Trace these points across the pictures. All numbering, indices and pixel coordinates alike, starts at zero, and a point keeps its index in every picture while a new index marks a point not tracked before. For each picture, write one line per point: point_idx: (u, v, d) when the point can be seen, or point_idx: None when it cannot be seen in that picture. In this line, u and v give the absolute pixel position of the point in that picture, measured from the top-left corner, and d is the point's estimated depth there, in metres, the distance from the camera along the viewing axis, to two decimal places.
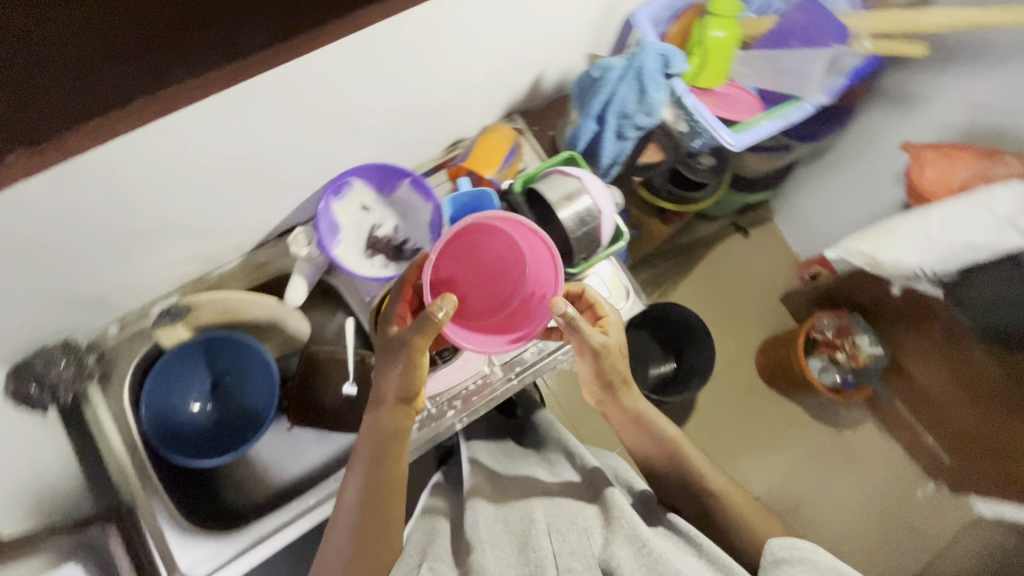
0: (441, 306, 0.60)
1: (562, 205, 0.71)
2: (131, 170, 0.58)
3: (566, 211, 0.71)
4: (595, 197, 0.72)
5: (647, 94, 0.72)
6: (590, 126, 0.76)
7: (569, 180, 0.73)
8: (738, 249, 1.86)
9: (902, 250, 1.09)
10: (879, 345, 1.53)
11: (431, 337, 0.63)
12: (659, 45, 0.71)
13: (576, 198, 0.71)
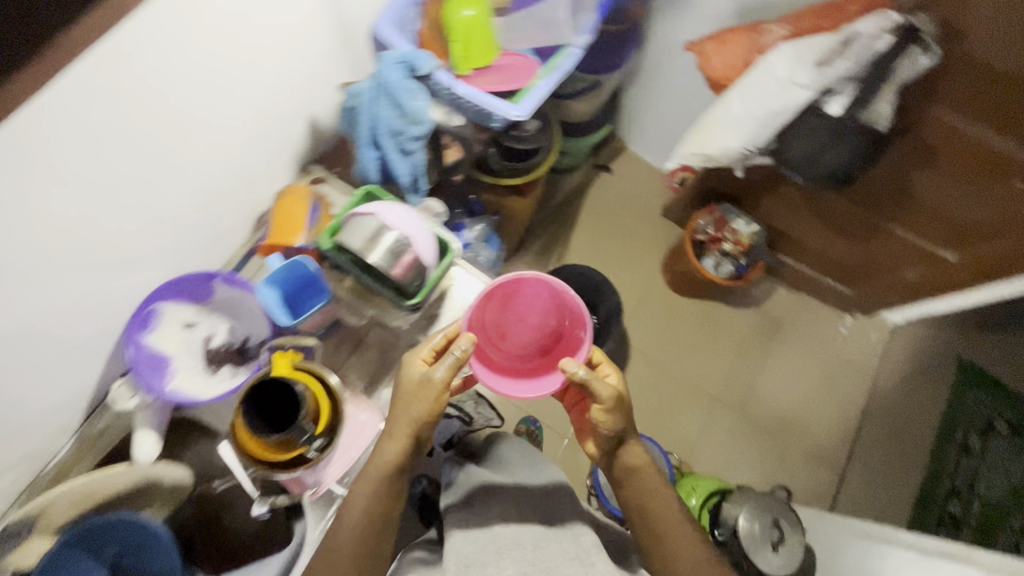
0: (462, 345, 0.75)
1: (368, 252, 0.68)
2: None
3: (374, 256, 0.68)
4: (398, 227, 0.70)
5: (399, 103, 0.77)
6: (372, 151, 0.81)
7: (368, 221, 0.70)
8: (608, 187, 1.92)
9: (723, 139, 1.14)
10: (753, 223, 1.63)
11: (450, 371, 0.76)
12: (392, 53, 0.76)
13: (379, 238, 0.69)
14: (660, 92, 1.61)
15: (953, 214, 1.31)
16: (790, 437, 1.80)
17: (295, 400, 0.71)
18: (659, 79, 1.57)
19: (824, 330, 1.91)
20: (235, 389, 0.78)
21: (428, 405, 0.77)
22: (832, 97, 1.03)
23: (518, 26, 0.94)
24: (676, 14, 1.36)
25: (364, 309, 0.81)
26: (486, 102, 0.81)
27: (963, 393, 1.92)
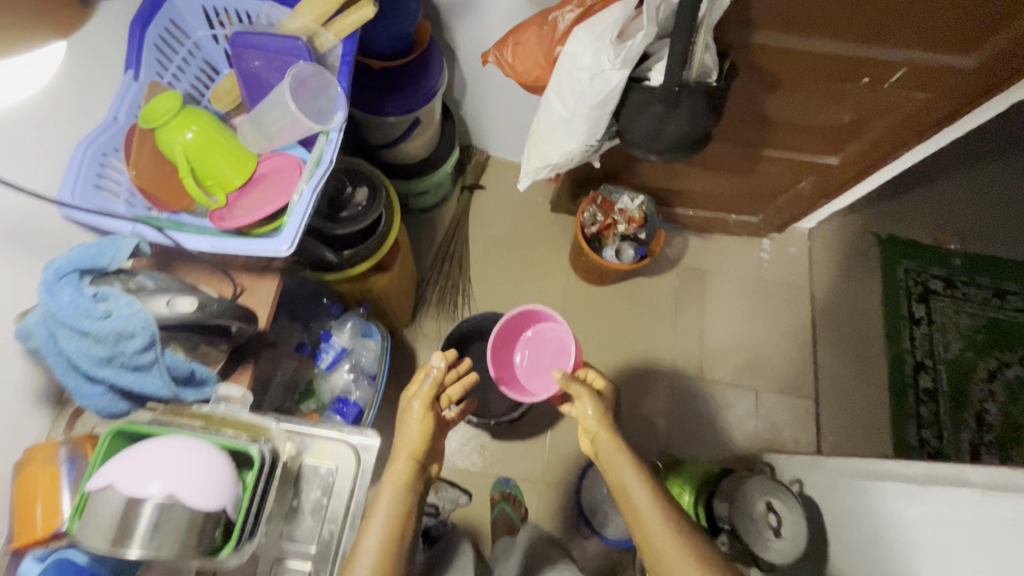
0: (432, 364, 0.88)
1: (120, 546, 0.50)
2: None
3: (129, 548, 0.50)
4: (146, 493, 0.51)
5: (85, 326, 0.55)
6: (94, 391, 0.60)
7: (105, 501, 0.51)
8: (486, 204, 1.76)
9: (560, 142, 1.02)
10: (638, 194, 1.53)
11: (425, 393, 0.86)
12: (50, 264, 0.57)
13: (127, 520, 0.50)
14: (493, 94, 1.45)
15: (818, 123, 1.25)
16: (756, 380, 1.74)
17: None
18: (485, 82, 1.41)
19: (747, 262, 1.85)
20: None
21: (417, 434, 0.82)
22: (652, 65, 0.95)
23: (271, 123, 0.76)
24: (470, 18, 1.21)
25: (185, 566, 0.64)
26: (240, 246, 0.67)
27: (893, 268, 1.92)
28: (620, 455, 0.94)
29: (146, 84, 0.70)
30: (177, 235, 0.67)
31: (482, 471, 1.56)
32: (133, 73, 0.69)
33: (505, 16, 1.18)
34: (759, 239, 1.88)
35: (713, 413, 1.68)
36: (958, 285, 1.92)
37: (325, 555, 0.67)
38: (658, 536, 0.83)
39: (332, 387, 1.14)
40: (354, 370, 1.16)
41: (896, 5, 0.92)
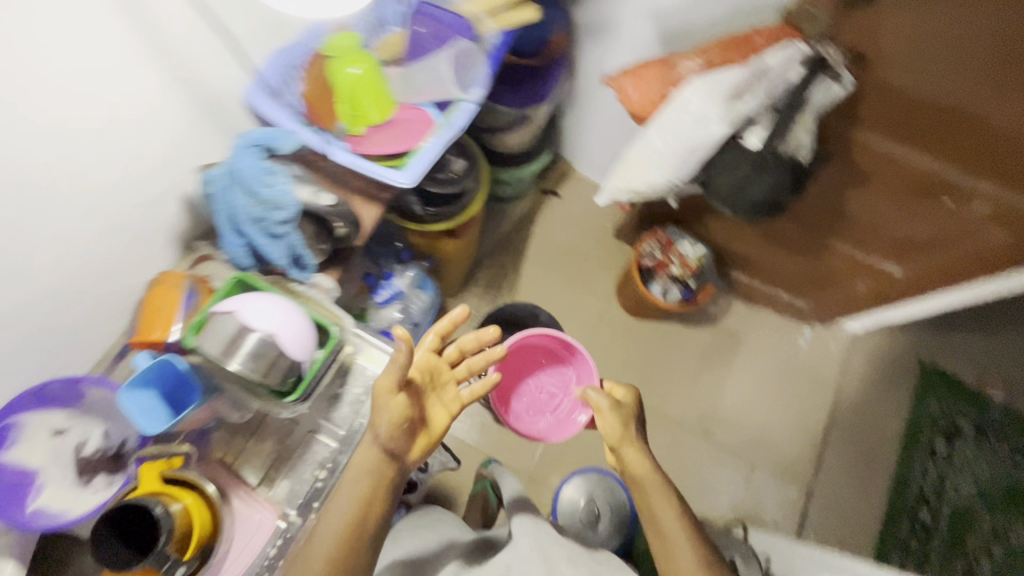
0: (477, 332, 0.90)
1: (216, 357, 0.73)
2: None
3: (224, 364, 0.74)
4: (253, 326, 0.72)
5: (264, 196, 0.83)
6: (236, 237, 0.87)
7: (221, 320, 0.73)
8: (556, 211, 1.88)
9: (648, 171, 1.12)
10: (699, 244, 1.60)
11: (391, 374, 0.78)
12: (244, 137, 0.83)
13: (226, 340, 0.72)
14: (597, 115, 1.57)
15: (893, 229, 1.28)
16: (754, 455, 1.76)
17: (143, 532, 0.67)
18: (594, 104, 1.53)
19: (781, 345, 1.89)
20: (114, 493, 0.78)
21: (401, 409, 0.81)
22: (751, 128, 1.02)
23: (420, 78, 0.90)
24: (602, 41, 1.32)
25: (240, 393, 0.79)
26: (373, 169, 0.83)
27: (926, 395, 1.89)
28: (635, 454, 1.00)
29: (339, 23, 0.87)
30: (335, 148, 0.85)
31: (477, 447, 1.65)
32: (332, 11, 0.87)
33: (634, 49, 1.30)
34: (801, 325, 1.90)
35: (702, 471, 1.73)
36: (989, 435, 1.86)
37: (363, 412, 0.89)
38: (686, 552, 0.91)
39: (377, 322, 1.26)
40: (402, 314, 1.28)
41: (1005, 141, 0.95)
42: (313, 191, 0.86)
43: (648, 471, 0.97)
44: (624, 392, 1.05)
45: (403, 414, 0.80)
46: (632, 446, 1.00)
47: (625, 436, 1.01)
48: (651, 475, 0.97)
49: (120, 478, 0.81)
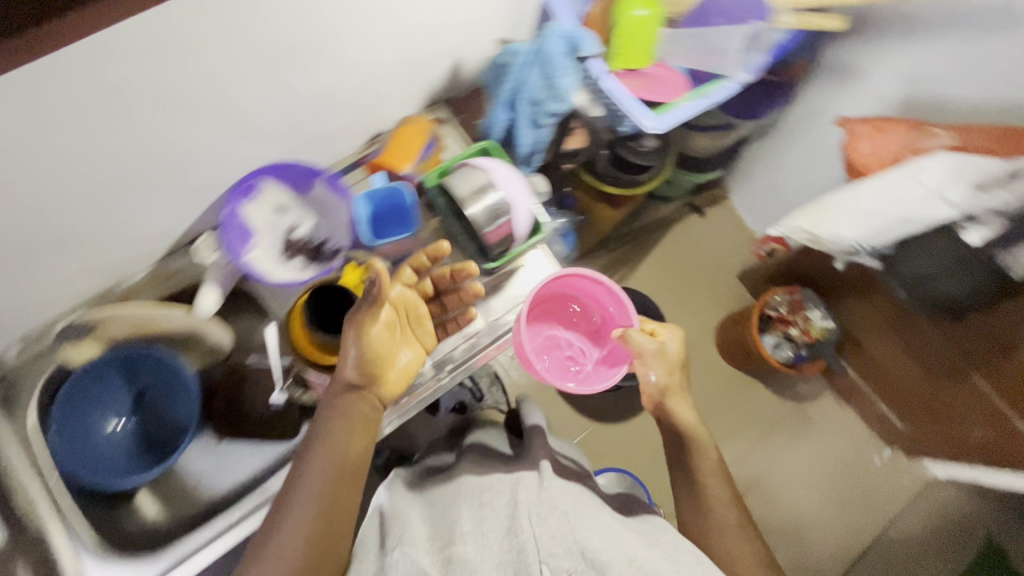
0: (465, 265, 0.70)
1: (468, 201, 0.68)
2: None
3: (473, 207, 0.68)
4: (506, 190, 0.68)
5: (558, 86, 0.70)
6: (501, 115, 0.72)
7: (478, 172, 0.69)
8: (694, 230, 1.86)
9: (840, 223, 1.09)
10: (832, 318, 1.53)
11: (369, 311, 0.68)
12: (562, 25, 0.68)
13: (484, 192, 0.68)
14: (790, 157, 1.53)
15: None
16: (778, 544, 1.68)
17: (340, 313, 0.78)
18: (795, 145, 1.49)
19: (856, 457, 1.71)
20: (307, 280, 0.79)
21: (383, 347, 0.70)
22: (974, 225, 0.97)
23: (687, 45, 0.91)
24: None
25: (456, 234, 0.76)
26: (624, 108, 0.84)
27: None
28: (671, 406, 0.84)
29: None
30: None
31: None
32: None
33: None
34: None
35: None
36: None
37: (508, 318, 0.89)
38: (723, 509, 0.79)
39: None
40: None
41: None
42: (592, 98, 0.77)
43: (680, 421, 0.83)
44: (670, 334, 0.85)
45: (378, 356, 0.70)
46: (669, 398, 0.84)
47: (667, 384, 0.83)
48: (682, 428, 0.83)
49: (317, 269, 0.81)
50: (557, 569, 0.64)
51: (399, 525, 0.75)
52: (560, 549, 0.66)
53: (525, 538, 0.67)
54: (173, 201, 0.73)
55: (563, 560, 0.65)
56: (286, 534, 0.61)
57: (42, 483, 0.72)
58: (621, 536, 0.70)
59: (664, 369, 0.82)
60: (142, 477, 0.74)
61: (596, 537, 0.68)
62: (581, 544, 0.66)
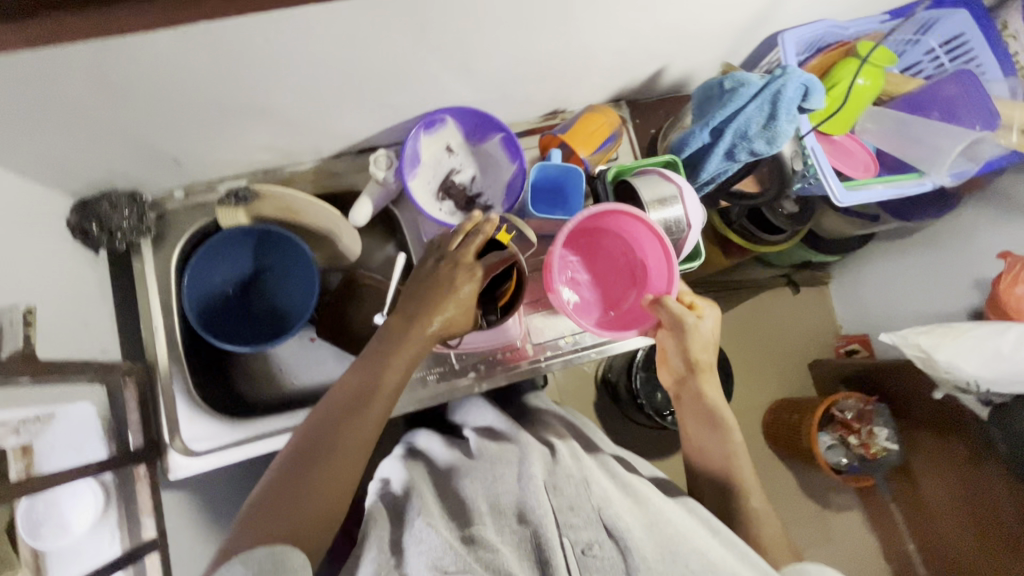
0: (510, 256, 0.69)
1: (652, 208, 0.68)
2: (235, 36, 0.52)
3: (655, 214, 0.68)
4: (687, 208, 0.69)
5: (777, 126, 0.67)
6: (703, 135, 0.71)
7: (667, 184, 0.69)
8: (781, 302, 1.81)
9: (965, 355, 1.04)
10: (897, 442, 1.44)
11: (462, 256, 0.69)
12: (804, 73, 0.65)
13: (668, 204, 0.68)
14: (915, 267, 1.46)
15: None
16: None
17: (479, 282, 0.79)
18: (926, 258, 1.42)
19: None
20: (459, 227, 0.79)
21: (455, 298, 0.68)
22: None
23: (890, 129, 0.86)
24: (1000, 217, 1.21)
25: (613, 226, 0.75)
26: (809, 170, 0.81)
27: None
28: (690, 386, 0.73)
29: (877, 29, 0.83)
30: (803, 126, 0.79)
31: None
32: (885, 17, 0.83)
33: None
34: None
35: None
36: None
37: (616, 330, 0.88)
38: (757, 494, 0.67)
39: None
40: None
41: None
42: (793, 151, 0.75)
43: (701, 400, 0.72)
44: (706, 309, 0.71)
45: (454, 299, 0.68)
46: (692, 377, 0.73)
47: (688, 355, 0.71)
48: (706, 410, 0.71)
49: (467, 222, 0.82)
50: (576, 540, 0.57)
51: (415, 494, 0.66)
52: (580, 517, 0.59)
53: (545, 509, 0.59)
54: (367, 112, 0.74)
55: (584, 531, 0.58)
56: (311, 477, 0.56)
57: (164, 323, 0.76)
58: (636, 495, 0.63)
59: (691, 334, 0.69)
60: (248, 350, 0.77)
61: (616, 502, 0.61)
62: (599, 508, 0.59)
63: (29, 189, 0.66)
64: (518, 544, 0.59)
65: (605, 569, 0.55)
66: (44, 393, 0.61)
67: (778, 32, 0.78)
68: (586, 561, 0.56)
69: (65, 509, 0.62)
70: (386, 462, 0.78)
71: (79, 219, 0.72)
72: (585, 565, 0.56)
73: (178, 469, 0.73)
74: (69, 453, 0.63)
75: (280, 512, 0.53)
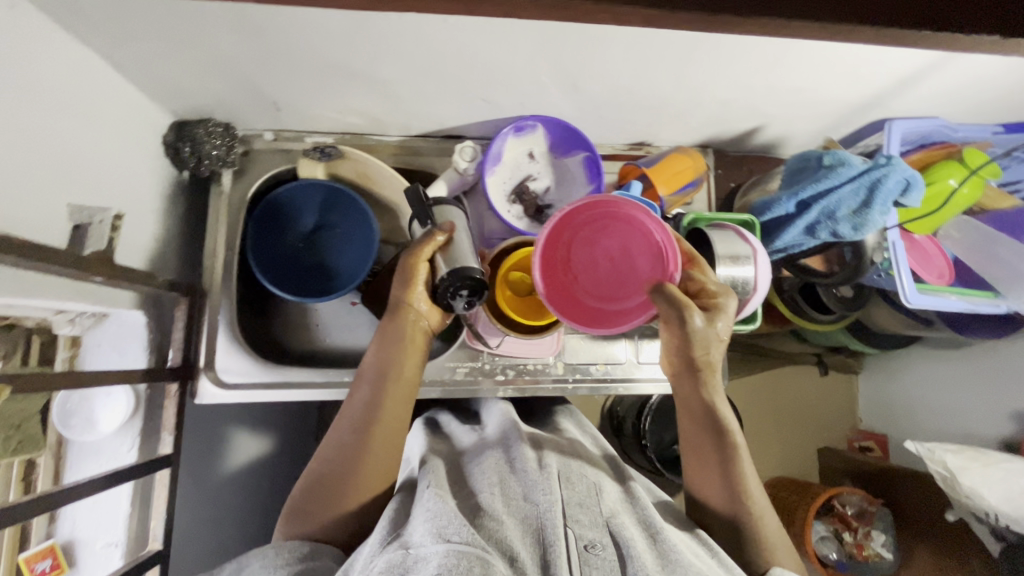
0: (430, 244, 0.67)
1: (723, 262, 0.67)
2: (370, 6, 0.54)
3: (724, 269, 0.67)
4: (759, 269, 0.68)
5: (864, 214, 0.66)
6: (788, 205, 0.70)
7: (743, 243, 0.68)
8: (805, 379, 1.77)
9: (993, 486, 1.00)
10: (891, 551, 1.40)
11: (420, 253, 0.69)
12: (909, 168, 0.64)
13: (740, 263, 0.67)
14: (953, 380, 1.42)
15: None
16: None
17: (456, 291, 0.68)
18: (965, 374, 1.38)
19: None
20: (523, 234, 0.80)
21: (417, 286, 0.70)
22: None
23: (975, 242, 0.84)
24: None
25: None
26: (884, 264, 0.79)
27: None
28: (694, 404, 0.67)
29: (986, 139, 0.80)
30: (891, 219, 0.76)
31: None
32: (999, 129, 0.79)
33: None
34: None
35: None
36: None
37: (645, 372, 0.87)
38: (768, 513, 0.65)
39: None
40: None
41: None
42: (879, 242, 0.73)
43: (704, 420, 0.67)
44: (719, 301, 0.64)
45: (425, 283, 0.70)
46: (698, 391, 0.67)
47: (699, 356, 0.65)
48: (709, 428, 0.66)
49: (531, 230, 0.82)
50: (580, 536, 0.57)
51: (427, 470, 0.66)
52: (587, 516, 0.59)
53: (555, 500, 0.60)
54: (464, 102, 0.75)
55: (590, 530, 0.58)
56: (345, 467, 0.65)
57: (225, 257, 0.79)
58: (647, 510, 0.64)
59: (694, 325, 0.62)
60: (294, 300, 0.79)
61: (624, 516, 0.62)
62: (607, 516, 0.60)
63: (135, 100, 0.69)
64: (522, 523, 0.59)
65: (605, 569, 0.54)
66: (102, 294, 0.63)
67: (885, 119, 0.76)
68: (587, 557, 0.55)
69: (95, 406, 0.66)
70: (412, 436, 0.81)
71: (174, 138, 0.75)
72: (586, 560, 0.55)
73: (205, 395, 0.75)
74: (112, 354, 0.69)
75: (334, 497, 0.63)
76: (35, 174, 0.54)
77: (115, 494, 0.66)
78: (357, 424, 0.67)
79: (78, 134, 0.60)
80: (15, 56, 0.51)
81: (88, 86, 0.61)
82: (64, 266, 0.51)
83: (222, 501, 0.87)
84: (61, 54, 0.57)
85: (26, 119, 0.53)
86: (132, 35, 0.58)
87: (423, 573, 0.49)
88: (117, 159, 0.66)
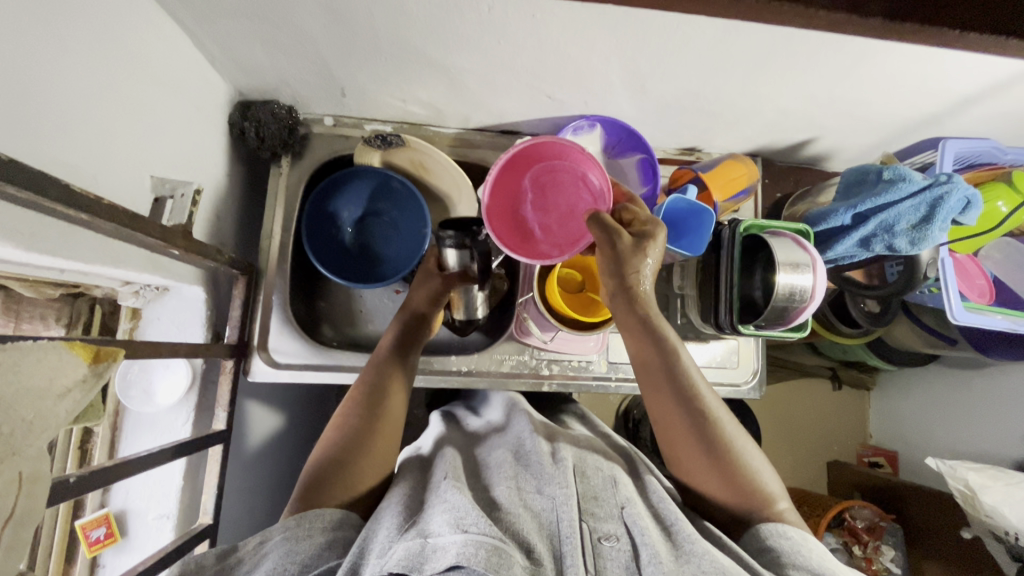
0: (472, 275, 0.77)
1: (783, 269, 0.68)
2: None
3: (784, 277, 0.68)
4: (818, 280, 0.69)
5: (919, 228, 0.68)
6: (844, 217, 0.72)
7: (802, 251, 0.70)
8: (819, 392, 1.79)
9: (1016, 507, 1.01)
10: (900, 566, 1.40)
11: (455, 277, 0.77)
12: (970, 187, 0.65)
13: (800, 271, 0.68)
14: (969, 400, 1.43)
15: None
16: None
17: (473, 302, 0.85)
18: (982, 395, 1.39)
19: None
20: None
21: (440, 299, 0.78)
22: None
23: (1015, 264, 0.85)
24: None
25: (730, 277, 0.75)
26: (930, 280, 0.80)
27: None
28: (663, 396, 0.66)
29: None
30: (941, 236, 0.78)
31: None
32: None
33: None
34: None
35: None
36: None
37: None
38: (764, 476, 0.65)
39: None
40: None
41: None
42: (932, 258, 0.75)
43: (679, 411, 0.65)
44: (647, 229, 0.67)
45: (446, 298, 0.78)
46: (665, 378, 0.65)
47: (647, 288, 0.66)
48: (686, 418, 0.64)
49: None
50: (595, 529, 0.56)
51: (442, 461, 0.66)
52: (602, 510, 0.59)
53: (570, 492, 0.59)
54: (528, 98, 0.76)
55: (606, 523, 0.57)
56: (364, 449, 0.64)
57: (280, 238, 0.80)
58: (655, 496, 0.64)
59: (634, 250, 0.64)
60: (347, 286, 0.79)
61: (640, 506, 0.61)
62: (622, 507, 0.60)
63: (209, 77, 0.70)
64: (536, 518, 0.57)
65: (619, 561, 0.54)
66: (170, 267, 0.64)
67: (938, 138, 0.76)
68: (601, 548, 0.55)
69: (154, 378, 0.67)
70: (427, 428, 0.82)
71: (239, 116, 0.75)
72: (599, 551, 0.54)
73: (257, 373, 0.76)
74: (171, 328, 0.70)
75: (353, 478, 0.62)
76: (122, 145, 0.54)
77: (169, 467, 0.67)
78: (365, 413, 0.67)
79: (157, 106, 0.60)
80: (112, 25, 0.52)
81: (171, 60, 0.62)
82: (151, 235, 0.52)
83: (259, 481, 0.88)
84: (151, 27, 0.58)
85: (117, 90, 0.53)
86: (223, 13, 0.59)
87: (440, 561, 0.47)
88: (189, 135, 0.67)
